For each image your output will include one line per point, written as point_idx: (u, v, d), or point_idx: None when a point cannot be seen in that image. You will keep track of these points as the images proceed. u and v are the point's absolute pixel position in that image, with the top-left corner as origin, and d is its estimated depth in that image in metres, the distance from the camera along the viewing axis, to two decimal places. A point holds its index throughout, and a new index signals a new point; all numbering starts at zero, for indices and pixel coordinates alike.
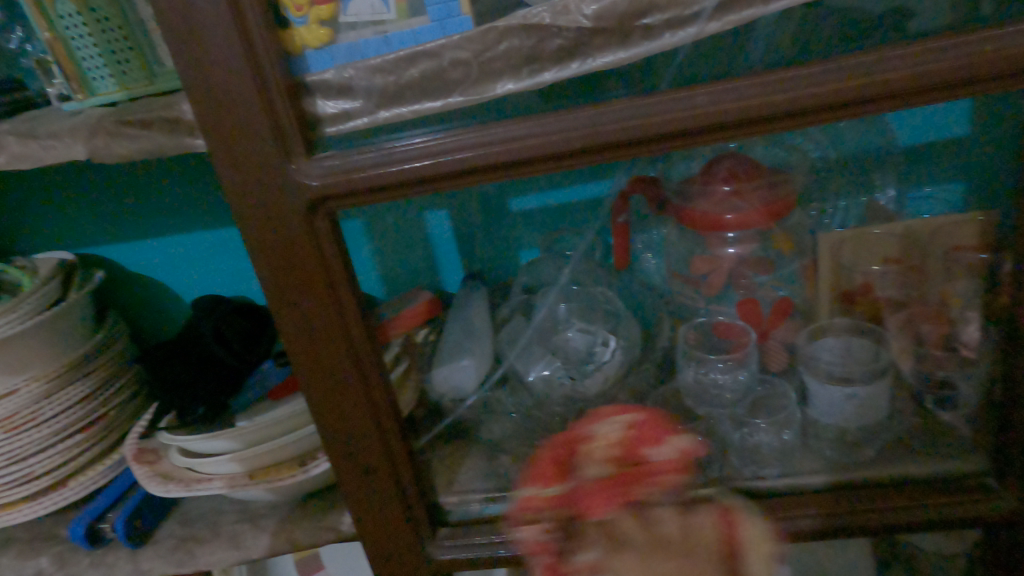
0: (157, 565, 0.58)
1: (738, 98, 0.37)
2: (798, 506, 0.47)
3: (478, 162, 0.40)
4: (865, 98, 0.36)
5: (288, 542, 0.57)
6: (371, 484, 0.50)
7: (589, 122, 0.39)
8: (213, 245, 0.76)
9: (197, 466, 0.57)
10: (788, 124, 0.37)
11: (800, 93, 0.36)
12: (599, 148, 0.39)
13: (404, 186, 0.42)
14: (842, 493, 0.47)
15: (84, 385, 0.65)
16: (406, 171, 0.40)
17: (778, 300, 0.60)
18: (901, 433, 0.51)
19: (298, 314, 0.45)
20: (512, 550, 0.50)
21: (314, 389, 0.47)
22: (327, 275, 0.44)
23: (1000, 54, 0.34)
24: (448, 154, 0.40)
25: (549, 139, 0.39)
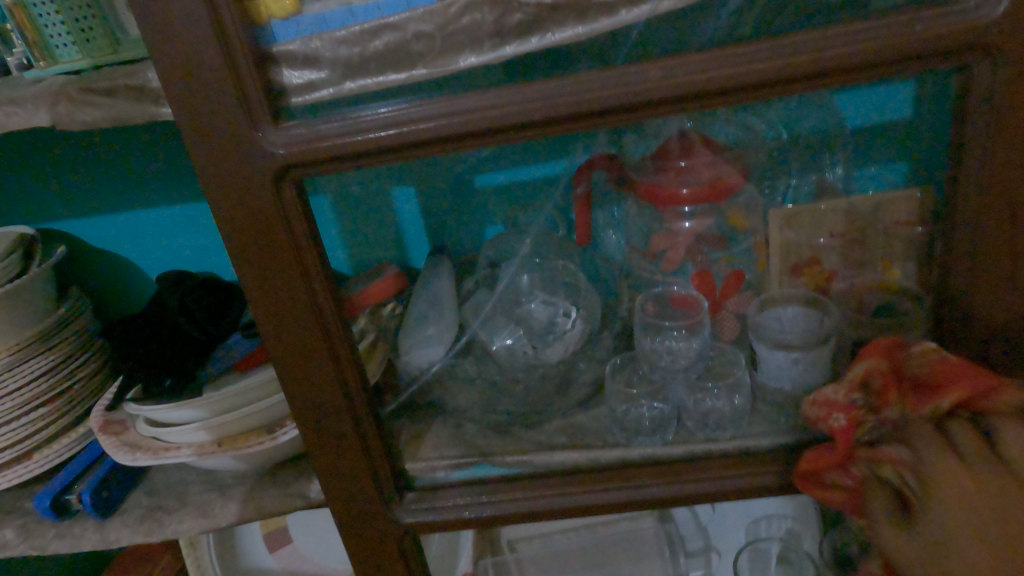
0: (126, 533, 0.59)
1: (690, 68, 0.39)
2: (752, 464, 0.50)
3: (439, 131, 0.41)
4: (807, 73, 0.38)
5: (257, 509, 0.58)
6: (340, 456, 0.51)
7: (546, 91, 0.40)
8: (177, 221, 0.76)
9: (167, 436, 0.57)
10: (739, 96, 0.40)
11: (763, 65, 0.38)
12: (554, 119, 0.41)
13: (369, 154, 0.43)
14: (791, 452, 0.49)
15: (47, 359, 0.65)
16: (369, 141, 0.42)
17: (729, 271, 0.62)
18: None
19: (266, 287, 0.46)
20: (479, 515, 0.52)
21: (278, 352, 0.48)
22: (295, 249, 0.45)
23: (951, 30, 0.36)
24: (411, 123, 0.41)
25: (509, 111, 0.40)
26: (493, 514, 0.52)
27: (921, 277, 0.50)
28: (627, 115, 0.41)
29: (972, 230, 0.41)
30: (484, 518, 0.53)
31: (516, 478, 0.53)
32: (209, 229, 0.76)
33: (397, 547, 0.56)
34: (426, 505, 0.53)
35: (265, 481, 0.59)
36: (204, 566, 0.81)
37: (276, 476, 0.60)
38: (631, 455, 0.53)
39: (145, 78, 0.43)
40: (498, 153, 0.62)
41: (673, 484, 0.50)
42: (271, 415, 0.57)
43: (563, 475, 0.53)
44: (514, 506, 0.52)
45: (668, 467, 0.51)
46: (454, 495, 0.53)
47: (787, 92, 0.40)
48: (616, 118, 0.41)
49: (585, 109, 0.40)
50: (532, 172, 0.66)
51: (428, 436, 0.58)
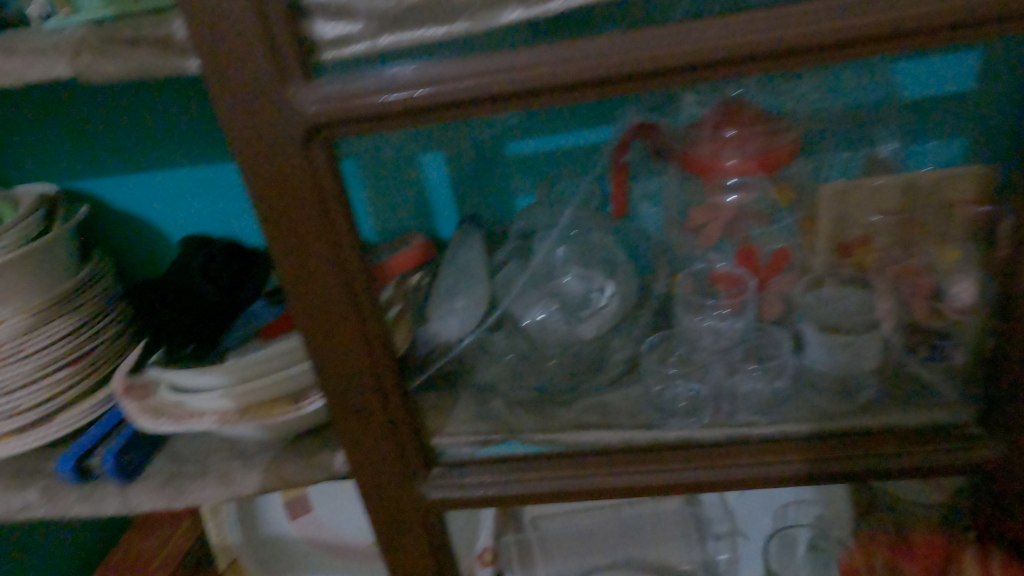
0: (149, 499, 0.58)
1: (752, 26, 0.36)
2: (785, 451, 0.48)
3: (479, 92, 0.39)
4: (881, 34, 0.34)
5: (279, 479, 0.57)
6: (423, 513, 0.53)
7: (595, 48, 0.37)
8: (201, 183, 0.75)
9: (191, 403, 0.56)
10: (805, 59, 0.36)
11: (836, 26, 0.35)
12: (601, 79, 0.38)
13: (407, 115, 0.40)
14: (828, 440, 0.47)
15: (69, 320, 0.64)
16: (406, 100, 0.39)
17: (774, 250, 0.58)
18: (893, 382, 0.52)
19: (294, 254, 0.44)
20: (507, 494, 0.51)
21: (308, 322, 0.46)
22: (324, 213, 0.43)
23: None
24: (451, 82, 0.39)
25: (556, 72, 0.38)
26: (522, 493, 0.51)
27: (983, 262, 0.47)
28: (682, 78, 0.38)
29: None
30: (513, 497, 0.52)
31: (548, 459, 0.52)
32: (235, 191, 0.74)
33: (421, 523, 0.55)
34: (450, 480, 0.52)
35: (289, 451, 0.58)
36: (225, 529, 0.85)
37: (300, 446, 0.58)
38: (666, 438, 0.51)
39: (170, 28, 0.40)
40: (533, 114, 0.62)
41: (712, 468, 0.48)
42: (296, 384, 0.56)
43: (594, 456, 0.51)
44: (545, 484, 0.51)
45: (705, 451, 0.49)
46: (481, 476, 0.52)
47: (856, 56, 0.36)
48: (670, 81, 0.38)
49: (636, 68, 0.37)
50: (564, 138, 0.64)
51: (456, 411, 0.56)
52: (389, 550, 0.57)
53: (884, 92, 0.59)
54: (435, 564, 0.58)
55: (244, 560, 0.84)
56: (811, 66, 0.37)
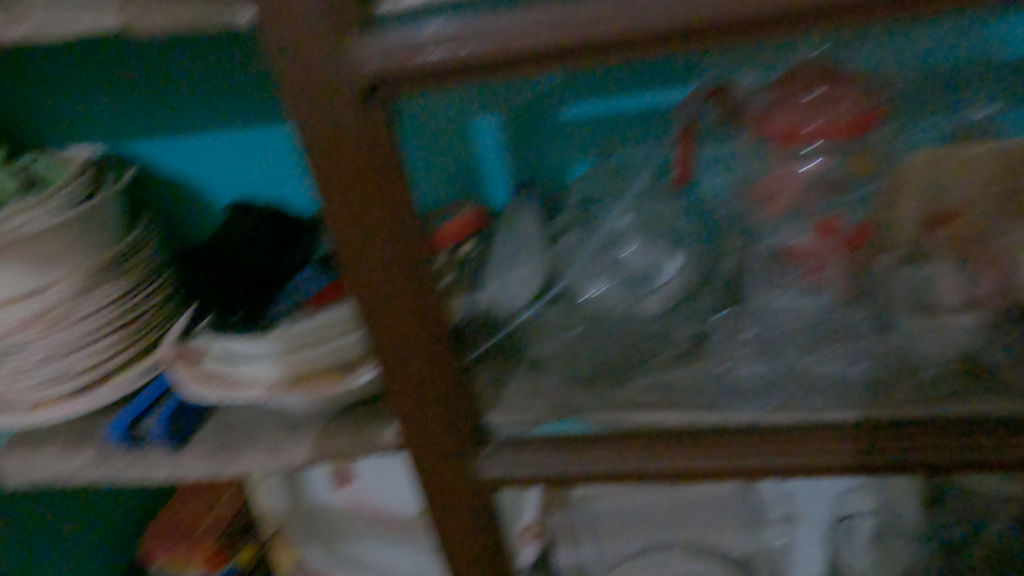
0: (199, 467, 0.58)
1: None
2: (845, 441, 0.44)
3: (547, 45, 0.35)
4: None
5: (329, 451, 0.55)
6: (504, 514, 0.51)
7: None
8: (250, 148, 0.73)
9: (241, 372, 0.55)
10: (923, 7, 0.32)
11: None
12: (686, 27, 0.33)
13: (466, 72, 0.37)
14: (893, 430, 0.43)
15: (119, 285, 0.63)
16: (468, 52, 0.35)
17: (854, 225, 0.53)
18: (987, 368, 0.47)
19: (348, 219, 0.41)
20: (562, 474, 0.49)
21: (363, 292, 0.44)
22: (380, 178, 0.40)
23: None
24: (516, 31, 0.35)
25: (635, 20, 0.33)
26: (577, 473, 0.49)
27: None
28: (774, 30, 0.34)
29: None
30: (567, 478, 0.49)
31: (606, 439, 0.49)
32: (284, 152, 0.73)
33: (472, 501, 0.53)
34: (500, 457, 0.50)
35: (338, 424, 0.57)
36: (272, 497, 0.84)
37: (349, 418, 0.57)
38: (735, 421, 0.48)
39: None
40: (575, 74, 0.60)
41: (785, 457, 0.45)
42: (346, 355, 0.54)
43: (657, 437, 0.48)
44: (601, 463, 0.48)
45: (776, 437, 0.45)
46: (534, 454, 0.50)
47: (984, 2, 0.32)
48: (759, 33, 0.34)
49: (728, 15, 0.33)
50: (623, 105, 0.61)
51: (511, 387, 0.53)
52: (437, 527, 0.55)
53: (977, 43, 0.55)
54: (484, 543, 0.56)
55: (291, 526, 0.85)
56: (927, 15, 0.33)
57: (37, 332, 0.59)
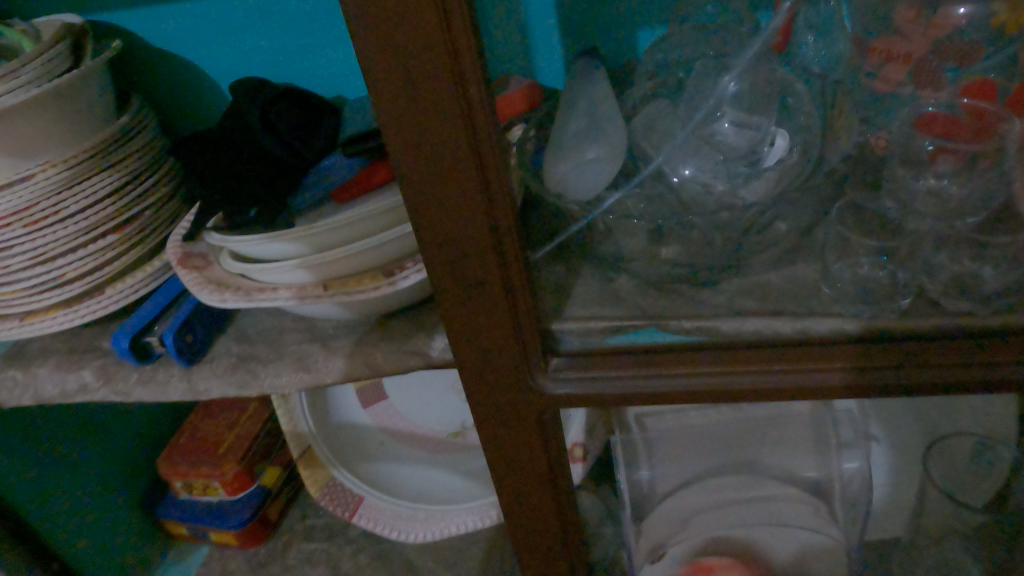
0: (217, 385, 0.51)
1: None
2: (823, 359, 0.40)
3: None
4: None
5: (368, 365, 0.48)
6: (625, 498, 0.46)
7: None
8: (257, 15, 0.62)
9: (260, 275, 0.46)
10: None
11: None
12: None
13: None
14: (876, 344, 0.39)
15: (111, 178, 0.54)
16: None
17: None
18: None
19: (395, 73, 0.31)
20: (651, 393, 0.42)
21: (412, 170, 0.35)
22: (441, 7, 0.30)
23: None
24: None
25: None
26: (669, 394, 0.42)
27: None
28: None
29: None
30: (653, 400, 0.42)
31: (702, 356, 0.41)
32: (324, 24, 0.62)
33: (539, 420, 0.46)
34: (573, 368, 0.43)
35: (376, 334, 0.49)
36: (298, 418, 0.76)
37: (389, 327, 0.49)
38: (854, 331, 0.39)
39: None
40: None
41: (863, 372, 0.39)
42: (389, 253, 0.46)
43: (762, 351, 0.41)
44: (693, 381, 0.41)
45: (860, 351, 0.39)
46: (616, 371, 0.42)
47: None
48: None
49: None
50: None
51: (581, 288, 0.45)
52: (493, 450, 0.48)
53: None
54: (545, 466, 0.49)
55: (320, 449, 0.76)
56: None
57: (19, 231, 0.50)
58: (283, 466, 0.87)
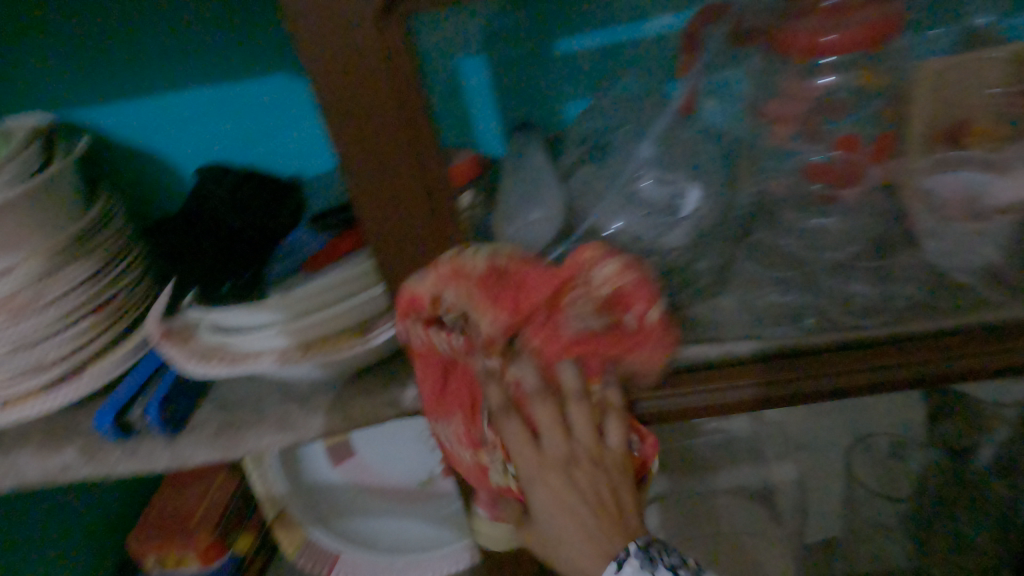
0: (201, 452, 0.53)
1: None
2: (743, 377, 0.45)
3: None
4: None
5: (346, 420, 0.52)
6: (560, 475, 0.44)
7: None
8: (219, 106, 0.68)
9: (244, 342, 0.50)
10: None
11: None
12: None
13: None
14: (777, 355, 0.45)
15: (87, 264, 0.57)
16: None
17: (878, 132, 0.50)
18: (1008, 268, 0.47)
19: (379, 153, 0.37)
20: (536, 339, 0.41)
21: (389, 238, 0.41)
22: (407, 108, 0.36)
23: None
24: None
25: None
26: (565, 346, 0.41)
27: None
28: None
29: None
30: (539, 365, 0.42)
31: (590, 312, 0.41)
32: (286, 111, 0.68)
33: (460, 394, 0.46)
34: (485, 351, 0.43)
35: (352, 390, 0.53)
36: (272, 482, 0.78)
37: (365, 382, 0.53)
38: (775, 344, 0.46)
39: None
40: None
41: (772, 385, 0.45)
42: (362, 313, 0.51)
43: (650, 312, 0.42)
44: (578, 324, 0.42)
45: (772, 366, 0.45)
46: (488, 311, 0.41)
47: None
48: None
49: None
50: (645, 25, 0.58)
51: (483, 267, 0.41)
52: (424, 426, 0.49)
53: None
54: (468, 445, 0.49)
55: (296, 511, 0.78)
56: None
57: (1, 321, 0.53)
58: (255, 533, 0.88)
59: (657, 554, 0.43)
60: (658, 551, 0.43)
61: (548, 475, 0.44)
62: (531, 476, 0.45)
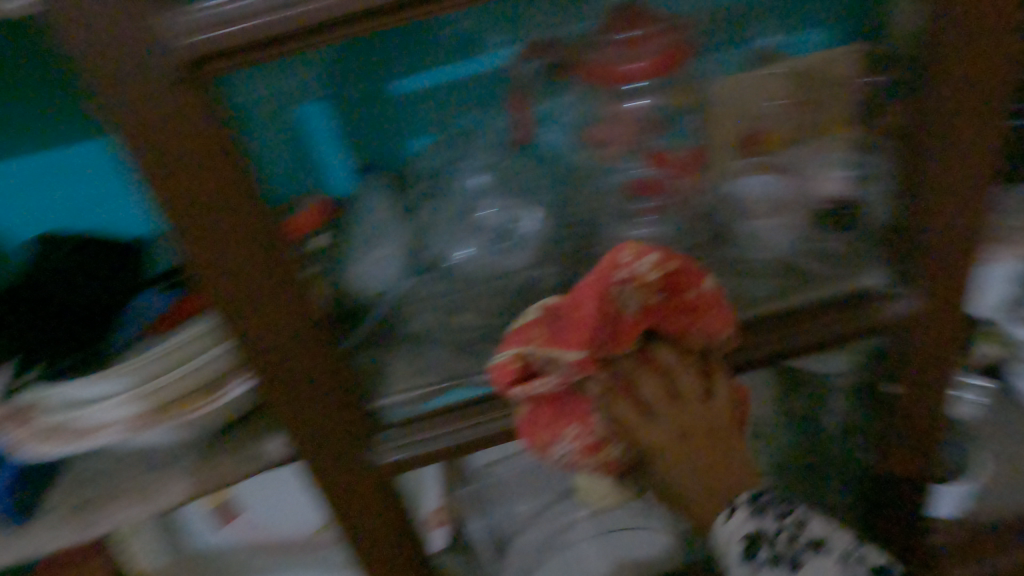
0: (58, 534, 0.51)
1: None
2: None
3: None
4: None
5: (214, 479, 0.51)
6: (672, 454, 0.46)
7: None
8: (49, 172, 0.68)
9: (87, 417, 0.48)
10: None
11: None
12: None
13: (327, 28, 0.35)
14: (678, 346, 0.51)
15: None
16: (336, 6, 0.34)
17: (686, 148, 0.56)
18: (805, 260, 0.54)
19: (198, 218, 0.38)
20: (626, 343, 0.42)
21: (228, 296, 0.41)
22: (229, 166, 0.37)
23: None
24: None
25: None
26: (638, 323, 0.43)
27: (896, 134, 0.49)
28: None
29: (962, 62, 0.40)
30: (637, 358, 0.45)
31: (643, 295, 0.42)
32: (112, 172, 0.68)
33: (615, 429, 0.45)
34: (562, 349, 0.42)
35: (218, 447, 0.52)
36: (147, 554, 0.71)
37: (232, 437, 0.53)
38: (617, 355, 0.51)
39: None
40: (412, 38, 0.57)
41: None
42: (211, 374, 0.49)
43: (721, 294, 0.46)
44: (631, 302, 0.42)
45: None
46: (568, 347, 0.41)
47: None
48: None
49: None
50: (481, 63, 0.59)
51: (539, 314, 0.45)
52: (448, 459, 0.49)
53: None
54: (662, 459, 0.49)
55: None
56: None
57: None
58: None
59: (765, 503, 0.48)
60: (769, 500, 0.48)
61: (672, 461, 0.46)
62: (658, 462, 0.46)
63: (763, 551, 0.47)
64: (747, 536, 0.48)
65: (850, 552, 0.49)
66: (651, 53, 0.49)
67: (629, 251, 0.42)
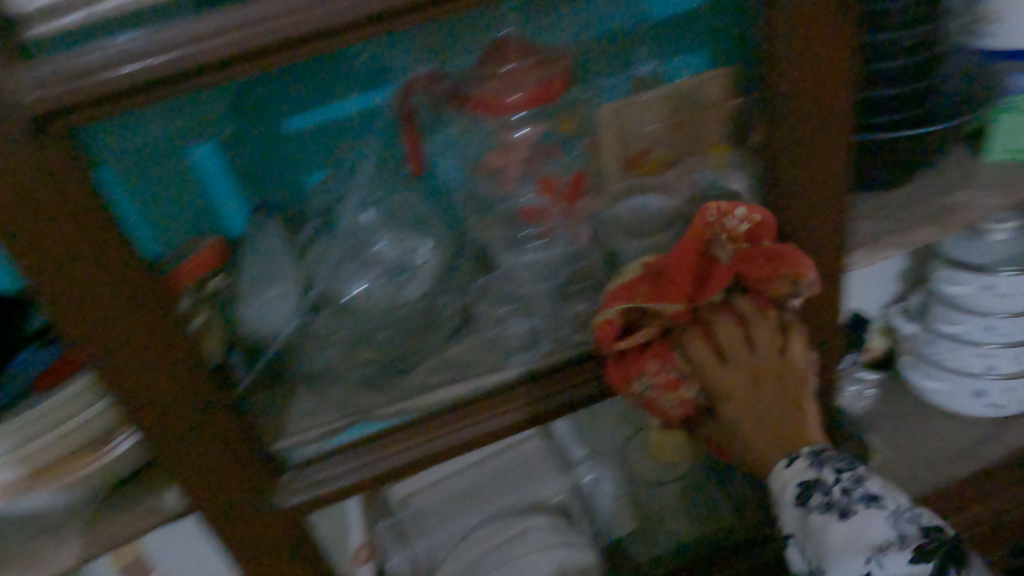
0: None
1: None
2: (497, 407, 0.52)
3: (280, 38, 0.35)
4: None
5: (105, 539, 0.49)
6: (749, 388, 0.52)
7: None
8: None
9: None
10: None
11: None
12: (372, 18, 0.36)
13: (188, 75, 0.35)
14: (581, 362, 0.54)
15: None
16: (195, 54, 0.34)
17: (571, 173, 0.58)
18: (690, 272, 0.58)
19: (64, 271, 0.37)
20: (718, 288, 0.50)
21: (100, 353, 0.39)
22: (90, 221, 0.36)
23: None
24: (256, 27, 0.34)
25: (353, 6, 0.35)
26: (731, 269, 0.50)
27: (763, 151, 0.52)
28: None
29: None
30: (718, 305, 0.52)
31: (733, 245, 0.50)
32: None
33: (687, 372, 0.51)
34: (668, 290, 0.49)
35: (109, 505, 0.51)
36: None
37: (124, 493, 0.51)
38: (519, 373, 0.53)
39: None
40: (291, 74, 0.56)
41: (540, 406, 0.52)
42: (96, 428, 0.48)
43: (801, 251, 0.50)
44: (724, 253, 0.50)
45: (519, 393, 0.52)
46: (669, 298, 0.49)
47: None
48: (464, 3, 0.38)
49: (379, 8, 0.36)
50: (366, 96, 0.60)
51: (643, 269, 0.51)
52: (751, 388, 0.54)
53: (636, 13, 0.61)
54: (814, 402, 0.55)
55: None
56: None
57: None
58: None
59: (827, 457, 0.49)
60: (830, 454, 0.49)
61: (744, 397, 0.52)
62: (728, 397, 0.52)
63: (816, 498, 0.48)
64: (802, 483, 0.49)
65: (907, 509, 0.47)
66: (530, 83, 0.52)
67: (718, 209, 0.49)
